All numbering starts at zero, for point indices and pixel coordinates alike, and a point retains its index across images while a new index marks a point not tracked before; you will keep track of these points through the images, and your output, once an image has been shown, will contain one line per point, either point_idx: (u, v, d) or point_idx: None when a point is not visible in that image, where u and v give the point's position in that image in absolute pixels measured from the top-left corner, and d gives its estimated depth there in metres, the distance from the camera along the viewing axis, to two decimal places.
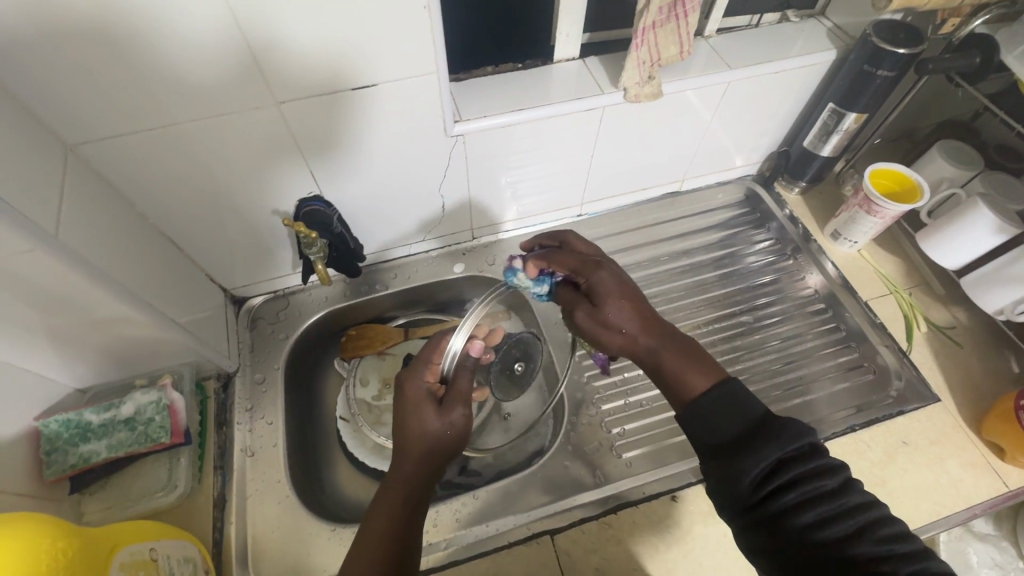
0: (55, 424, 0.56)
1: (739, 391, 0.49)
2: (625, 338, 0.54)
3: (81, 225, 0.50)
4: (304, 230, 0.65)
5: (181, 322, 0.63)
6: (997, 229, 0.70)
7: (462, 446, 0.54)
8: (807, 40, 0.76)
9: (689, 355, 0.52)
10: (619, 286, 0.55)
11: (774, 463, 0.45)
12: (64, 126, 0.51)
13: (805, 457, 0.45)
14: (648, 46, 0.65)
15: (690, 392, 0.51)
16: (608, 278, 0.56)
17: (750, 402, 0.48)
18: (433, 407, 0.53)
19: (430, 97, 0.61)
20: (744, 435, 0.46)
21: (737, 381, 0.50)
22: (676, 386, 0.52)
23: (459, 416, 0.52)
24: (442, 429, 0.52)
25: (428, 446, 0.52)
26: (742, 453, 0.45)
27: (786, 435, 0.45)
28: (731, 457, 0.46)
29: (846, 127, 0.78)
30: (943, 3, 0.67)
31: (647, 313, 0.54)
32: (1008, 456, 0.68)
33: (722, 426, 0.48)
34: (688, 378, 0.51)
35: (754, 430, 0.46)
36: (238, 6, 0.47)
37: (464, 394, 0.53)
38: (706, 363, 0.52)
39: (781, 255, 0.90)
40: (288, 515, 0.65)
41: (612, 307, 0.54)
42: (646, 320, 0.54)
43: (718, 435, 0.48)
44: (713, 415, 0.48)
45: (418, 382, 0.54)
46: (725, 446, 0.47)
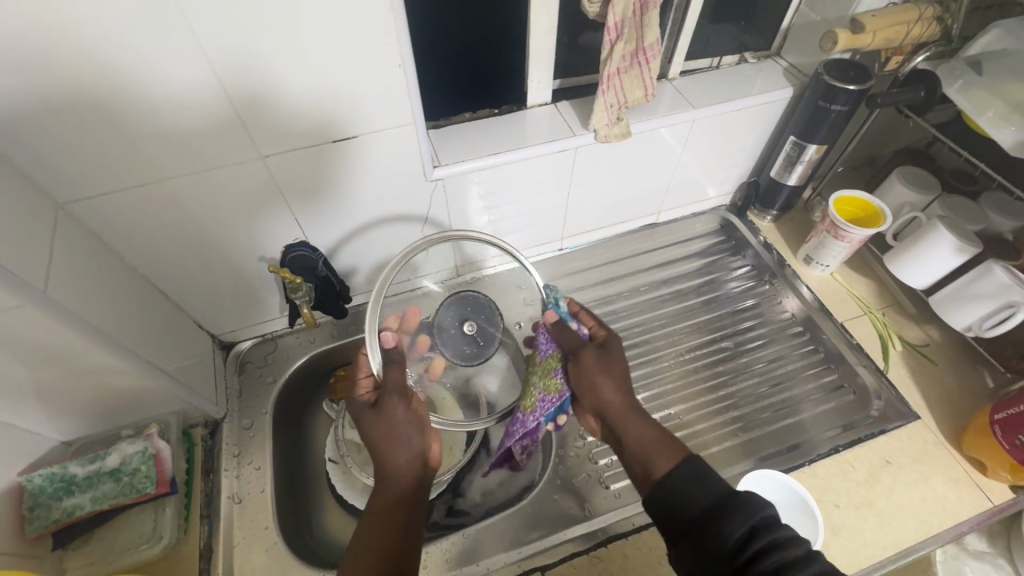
0: (39, 478, 0.57)
1: (704, 466, 0.52)
2: (615, 394, 0.60)
3: (70, 280, 0.52)
4: (288, 275, 0.68)
5: (167, 370, 0.64)
6: (958, 249, 0.73)
7: (423, 426, 0.57)
8: (766, 79, 0.81)
9: (658, 435, 0.57)
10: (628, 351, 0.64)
11: (739, 536, 0.45)
12: (57, 186, 0.53)
13: (767, 528, 0.45)
14: (614, 90, 0.69)
15: (654, 471, 0.54)
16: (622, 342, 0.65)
17: (714, 477, 0.51)
18: (372, 416, 0.54)
19: (408, 145, 0.64)
20: (710, 506, 0.48)
21: (700, 459, 0.53)
22: (642, 463, 0.55)
23: (398, 409, 0.54)
24: (393, 427, 0.54)
25: (388, 446, 0.54)
26: (711, 526, 0.47)
27: (745, 507, 0.47)
28: (702, 530, 0.47)
29: (808, 158, 0.82)
30: (885, 43, 0.73)
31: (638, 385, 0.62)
32: (990, 471, 0.68)
33: (690, 502, 0.50)
34: (658, 451, 0.55)
35: (721, 502, 0.48)
36: (222, 72, 0.50)
37: (396, 388, 0.55)
38: (673, 443, 0.56)
39: (759, 281, 0.92)
40: (274, 563, 0.63)
41: (618, 363, 0.62)
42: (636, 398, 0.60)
43: (682, 517, 0.49)
44: (682, 488, 0.51)
45: (352, 399, 0.56)
46: (695, 521, 0.48)
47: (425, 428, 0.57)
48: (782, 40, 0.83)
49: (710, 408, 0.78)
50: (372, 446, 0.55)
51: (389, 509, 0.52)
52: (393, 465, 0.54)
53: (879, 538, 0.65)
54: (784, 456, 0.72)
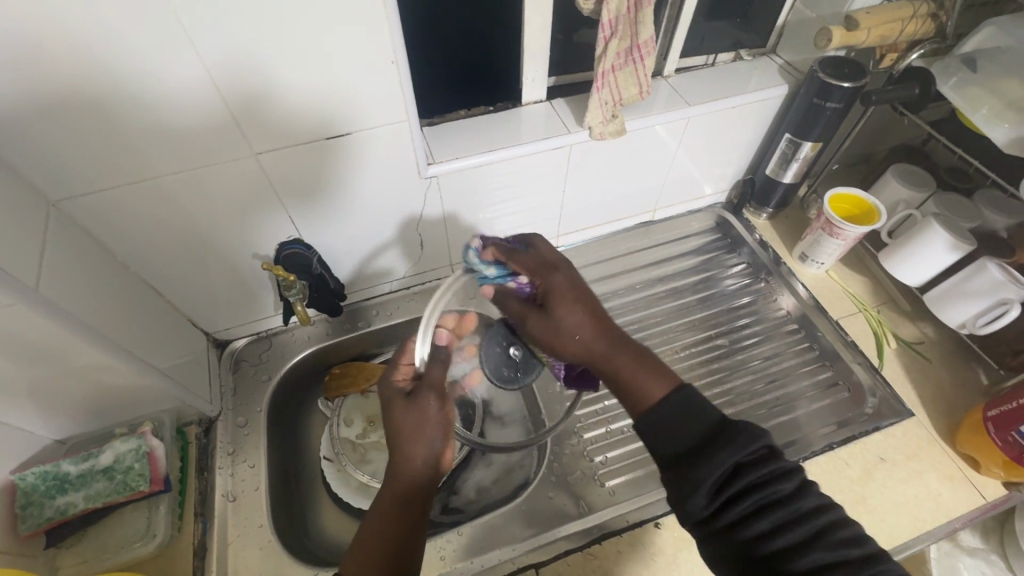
0: (31, 476, 0.56)
1: (694, 392, 0.49)
2: (580, 344, 0.54)
3: (62, 278, 0.51)
4: (282, 273, 0.67)
5: (161, 368, 0.64)
6: (952, 246, 0.73)
7: (449, 429, 0.53)
8: (761, 76, 0.81)
9: (636, 357, 0.52)
10: (573, 288, 0.55)
11: (733, 469, 0.44)
12: (49, 184, 0.53)
13: (760, 463, 0.44)
14: (608, 87, 0.69)
15: (645, 400, 0.50)
16: (564, 280, 0.56)
17: (705, 407, 0.47)
18: (404, 404, 0.53)
19: (403, 142, 0.64)
20: (703, 437, 0.46)
21: (691, 386, 0.49)
22: (632, 398, 0.51)
23: (431, 404, 0.52)
24: (420, 422, 0.52)
25: (407, 441, 0.51)
26: (706, 460, 0.44)
27: (739, 442, 0.44)
28: (694, 465, 0.45)
29: (803, 156, 0.82)
30: (879, 40, 0.73)
31: (602, 315, 0.54)
32: (983, 468, 0.69)
33: (683, 433, 0.47)
34: (645, 387, 0.50)
35: (716, 433, 0.46)
36: (214, 69, 0.50)
37: (434, 381, 0.54)
38: (661, 370, 0.51)
39: (755, 278, 0.92)
40: (269, 561, 0.63)
41: (562, 309, 0.54)
42: (600, 316, 0.54)
43: (676, 443, 0.47)
44: (671, 425, 0.48)
45: (389, 383, 0.55)
46: (688, 452, 0.46)
47: (450, 432, 0.54)
48: (777, 37, 0.83)
49: None
50: (395, 434, 0.52)
51: (388, 511, 0.50)
52: (409, 462, 0.50)
53: (873, 534, 0.65)
54: None
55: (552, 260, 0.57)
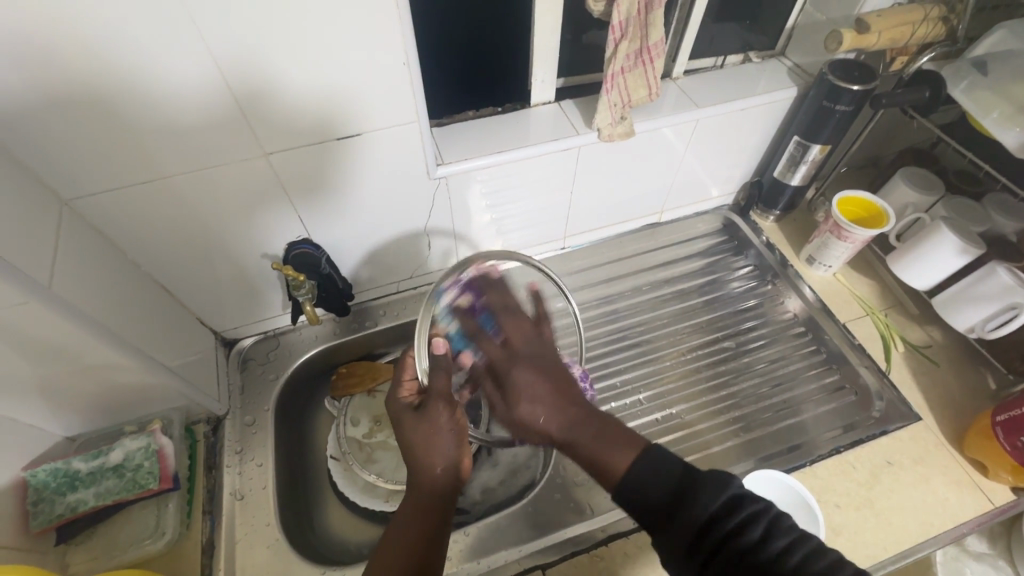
0: (43, 473, 0.57)
1: (661, 450, 0.47)
2: (550, 427, 0.51)
3: (75, 276, 0.52)
4: (292, 273, 0.67)
5: (171, 366, 0.64)
6: (960, 250, 0.73)
7: (466, 436, 0.53)
8: (770, 79, 0.81)
9: (599, 435, 0.49)
10: (541, 373, 0.55)
11: (705, 520, 0.42)
12: (62, 183, 0.53)
13: (732, 508, 0.42)
14: (618, 89, 0.69)
15: (613, 472, 0.47)
16: (525, 375, 0.54)
17: (675, 460, 0.46)
18: (414, 417, 0.52)
19: (412, 142, 0.64)
20: (675, 489, 0.44)
21: (657, 446, 0.47)
22: (600, 471, 0.48)
23: (441, 413, 0.52)
24: (432, 432, 0.51)
25: (423, 453, 0.51)
26: (679, 515, 0.43)
27: (707, 490, 0.43)
28: (670, 522, 0.43)
29: (812, 158, 0.82)
30: (890, 43, 0.73)
31: (570, 389, 0.53)
32: (991, 473, 0.69)
33: (654, 488, 0.45)
34: (611, 457, 0.48)
35: (684, 485, 0.44)
36: (228, 70, 0.51)
37: (441, 391, 0.53)
38: (624, 435, 0.49)
39: (762, 281, 0.92)
40: (276, 560, 0.64)
41: (525, 403, 0.53)
42: (562, 387, 0.53)
43: (648, 503, 0.45)
44: (643, 486, 0.45)
45: (395, 399, 0.55)
46: (662, 510, 0.44)
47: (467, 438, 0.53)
48: (786, 40, 0.83)
49: (710, 408, 0.78)
50: (409, 449, 0.52)
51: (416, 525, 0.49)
52: (429, 471, 0.50)
53: (880, 538, 0.65)
54: (785, 457, 0.71)
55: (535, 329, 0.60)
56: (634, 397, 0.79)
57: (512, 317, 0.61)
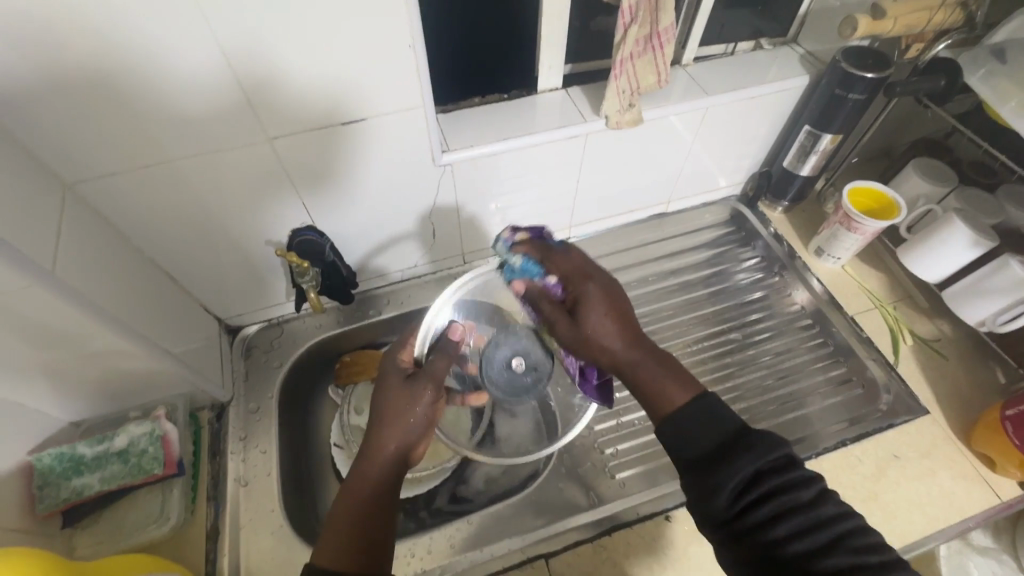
0: (48, 457, 0.57)
1: (720, 404, 0.48)
2: (613, 351, 0.54)
3: (78, 262, 0.51)
4: (295, 260, 0.68)
5: (175, 353, 0.64)
6: (972, 242, 0.72)
7: (435, 423, 0.56)
8: (781, 66, 0.79)
9: (663, 367, 0.51)
10: (608, 296, 0.55)
11: (752, 473, 0.43)
12: (64, 167, 0.53)
13: (781, 469, 0.43)
14: (626, 75, 0.68)
15: (666, 407, 0.49)
16: (594, 290, 0.55)
17: (731, 416, 0.47)
18: (402, 381, 0.56)
19: (417, 128, 0.64)
20: (721, 442, 0.45)
21: (714, 395, 0.48)
22: (656, 404, 0.50)
23: (426, 387, 0.55)
24: (410, 403, 0.54)
25: (396, 420, 0.53)
26: (726, 463, 0.44)
27: (762, 447, 0.44)
28: (709, 470, 0.44)
29: (822, 148, 0.80)
30: (906, 30, 0.71)
31: (631, 322, 0.54)
32: (998, 468, 0.68)
33: (702, 437, 0.46)
34: (669, 394, 0.50)
35: (732, 441, 0.45)
36: (231, 53, 0.50)
37: (433, 366, 0.58)
38: (681, 375, 0.51)
39: (768, 273, 0.91)
40: (280, 545, 0.64)
41: (592, 317, 0.54)
42: (630, 327, 0.54)
43: (694, 447, 0.46)
44: (692, 430, 0.47)
45: (393, 361, 0.60)
46: (704, 459, 0.45)
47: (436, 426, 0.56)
48: (799, 26, 0.81)
49: None
50: (381, 411, 0.54)
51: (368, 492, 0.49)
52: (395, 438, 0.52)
53: (884, 531, 0.65)
54: None
55: (584, 270, 0.58)
56: None
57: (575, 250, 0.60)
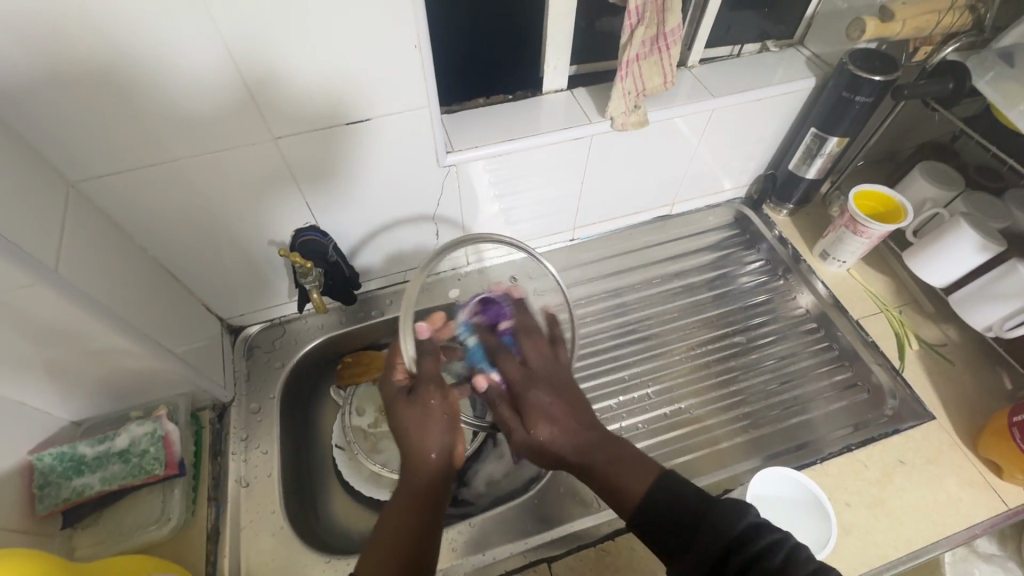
0: (48, 457, 0.56)
1: (671, 479, 0.47)
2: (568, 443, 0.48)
3: (82, 261, 0.51)
4: (299, 260, 0.66)
5: (177, 352, 0.64)
6: (980, 246, 0.71)
7: (461, 413, 0.51)
8: (787, 68, 0.79)
9: (616, 458, 0.48)
10: (566, 385, 0.51)
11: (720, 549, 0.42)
12: (67, 165, 0.52)
13: (749, 535, 0.42)
14: (632, 77, 0.67)
15: (629, 497, 0.46)
16: (546, 393, 0.49)
17: (686, 485, 0.47)
18: (405, 401, 0.50)
19: (422, 128, 0.63)
20: (694, 508, 0.45)
21: (668, 470, 0.48)
22: (618, 496, 0.47)
23: (432, 397, 0.50)
24: (424, 416, 0.49)
25: (415, 440, 0.49)
26: (693, 544, 0.43)
27: (721, 517, 0.43)
28: (682, 552, 0.43)
29: (828, 151, 0.80)
30: (914, 32, 0.70)
31: (587, 412, 0.49)
32: (1005, 474, 0.67)
33: (675, 506, 0.45)
34: (624, 483, 0.47)
35: (695, 514, 0.44)
36: (237, 52, 0.50)
37: (431, 374, 0.51)
38: (637, 461, 0.48)
39: (773, 276, 0.91)
40: (281, 547, 0.64)
41: (546, 419, 0.48)
42: (583, 419, 0.49)
43: (664, 535, 0.45)
44: (659, 515, 0.45)
45: (388, 381, 0.53)
46: (679, 528, 0.44)
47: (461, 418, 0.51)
48: (805, 29, 0.81)
49: (719, 403, 0.77)
50: (401, 437, 0.50)
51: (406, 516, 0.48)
52: (423, 458, 0.48)
53: (889, 537, 0.64)
54: (793, 454, 0.71)
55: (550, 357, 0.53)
56: (642, 391, 0.78)
57: (530, 339, 0.55)
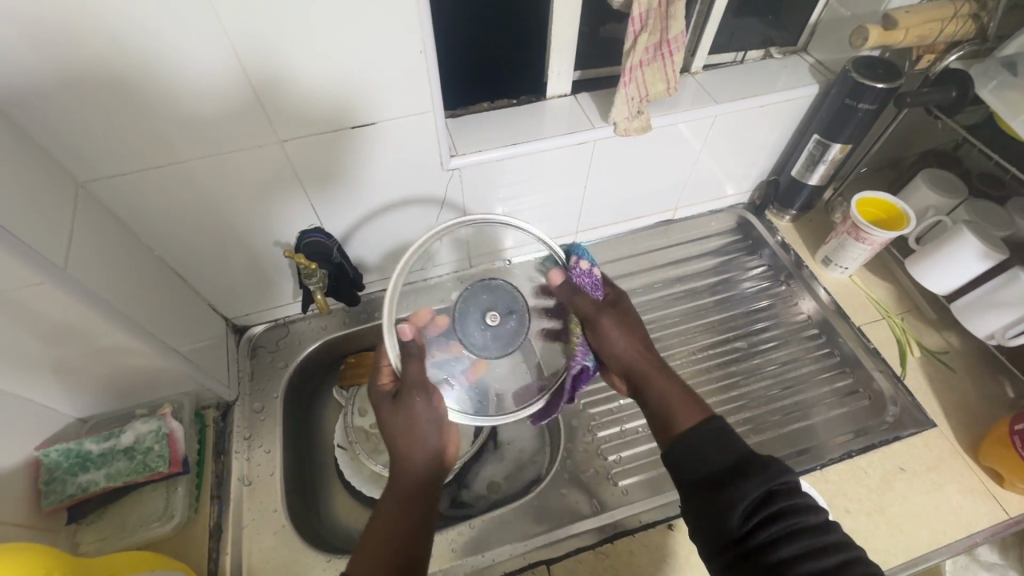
0: (55, 453, 0.57)
1: (724, 427, 0.50)
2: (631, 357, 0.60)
3: (90, 260, 0.52)
4: (304, 261, 0.67)
5: (183, 351, 0.65)
6: (983, 255, 0.71)
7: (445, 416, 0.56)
8: (790, 75, 0.79)
9: (673, 386, 0.57)
10: (635, 321, 0.62)
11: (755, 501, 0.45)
12: (77, 165, 0.53)
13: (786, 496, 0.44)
14: (635, 83, 0.68)
15: (679, 428, 0.53)
16: (631, 309, 0.63)
17: (738, 441, 0.49)
18: (392, 405, 0.55)
19: (426, 132, 0.64)
20: (731, 465, 0.47)
21: (720, 417, 0.51)
22: (665, 416, 0.55)
23: (419, 401, 0.54)
24: (410, 419, 0.54)
25: (405, 441, 0.54)
26: (728, 488, 0.46)
27: (767, 474, 0.45)
28: (715, 490, 0.46)
29: (831, 157, 0.80)
30: (917, 41, 0.71)
31: (652, 349, 0.61)
32: (1006, 482, 0.67)
33: (712, 457, 0.48)
34: (678, 413, 0.54)
35: (743, 462, 0.47)
36: (244, 56, 0.50)
37: (416, 380, 0.55)
38: (695, 402, 0.55)
39: (775, 281, 0.91)
40: (283, 545, 0.64)
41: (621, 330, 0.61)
42: (651, 351, 0.60)
43: (704, 467, 0.48)
44: (701, 449, 0.49)
45: (374, 387, 0.57)
46: (713, 479, 0.47)
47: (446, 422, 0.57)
48: (809, 36, 0.81)
49: (721, 408, 0.77)
50: (391, 437, 0.54)
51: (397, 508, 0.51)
52: (413, 458, 0.53)
53: (889, 544, 0.64)
54: (793, 460, 0.71)
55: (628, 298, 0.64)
56: None
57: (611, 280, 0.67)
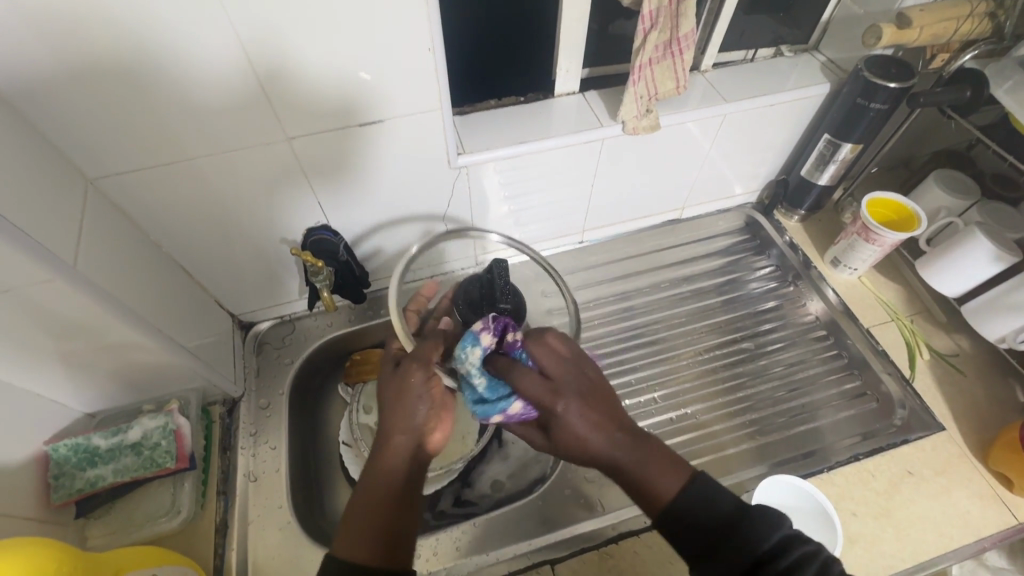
0: (64, 448, 0.58)
1: (706, 482, 0.45)
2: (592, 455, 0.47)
3: (97, 255, 0.52)
4: (310, 259, 0.68)
5: (190, 347, 0.65)
6: (995, 257, 0.70)
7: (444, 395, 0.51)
8: (801, 74, 0.78)
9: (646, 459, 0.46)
10: (584, 405, 0.46)
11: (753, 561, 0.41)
12: (85, 161, 0.53)
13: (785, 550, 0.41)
14: (645, 81, 0.67)
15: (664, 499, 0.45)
16: (572, 403, 0.46)
17: (723, 493, 0.45)
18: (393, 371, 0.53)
19: (433, 129, 0.64)
20: (720, 525, 0.43)
21: (704, 471, 0.46)
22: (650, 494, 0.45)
23: (416, 371, 0.51)
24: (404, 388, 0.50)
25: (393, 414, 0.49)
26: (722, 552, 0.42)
27: (758, 530, 0.42)
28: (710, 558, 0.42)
29: (841, 157, 0.79)
30: (931, 39, 0.70)
31: (616, 419, 0.46)
32: (1015, 488, 0.67)
33: (698, 527, 0.43)
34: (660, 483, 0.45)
35: (732, 520, 0.43)
36: (252, 51, 0.50)
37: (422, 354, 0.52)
38: (671, 459, 0.46)
39: (783, 282, 0.90)
40: (288, 542, 0.64)
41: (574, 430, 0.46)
42: (615, 425, 0.46)
43: (695, 536, 0.43)
44: (690, 517, 0.44)
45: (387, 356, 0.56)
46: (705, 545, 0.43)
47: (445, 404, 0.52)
48: (820, 33, 0.80)
49: (727, 409, 0.77)
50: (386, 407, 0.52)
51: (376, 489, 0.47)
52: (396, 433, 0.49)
53: (896, 548, 0.64)
54: (800, 462, 0.70)
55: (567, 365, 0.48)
56: (649, 396, 0.78)
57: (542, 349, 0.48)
